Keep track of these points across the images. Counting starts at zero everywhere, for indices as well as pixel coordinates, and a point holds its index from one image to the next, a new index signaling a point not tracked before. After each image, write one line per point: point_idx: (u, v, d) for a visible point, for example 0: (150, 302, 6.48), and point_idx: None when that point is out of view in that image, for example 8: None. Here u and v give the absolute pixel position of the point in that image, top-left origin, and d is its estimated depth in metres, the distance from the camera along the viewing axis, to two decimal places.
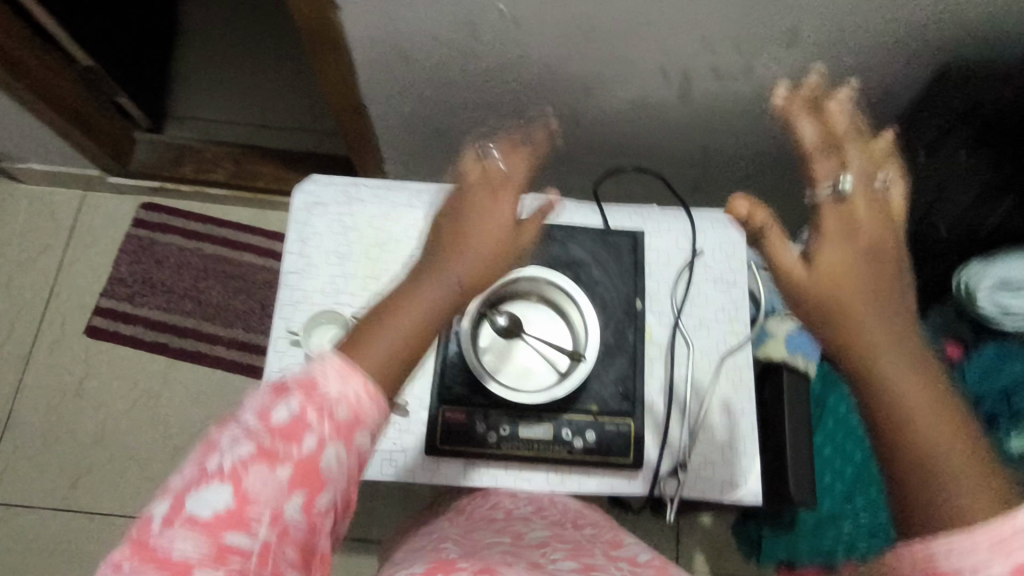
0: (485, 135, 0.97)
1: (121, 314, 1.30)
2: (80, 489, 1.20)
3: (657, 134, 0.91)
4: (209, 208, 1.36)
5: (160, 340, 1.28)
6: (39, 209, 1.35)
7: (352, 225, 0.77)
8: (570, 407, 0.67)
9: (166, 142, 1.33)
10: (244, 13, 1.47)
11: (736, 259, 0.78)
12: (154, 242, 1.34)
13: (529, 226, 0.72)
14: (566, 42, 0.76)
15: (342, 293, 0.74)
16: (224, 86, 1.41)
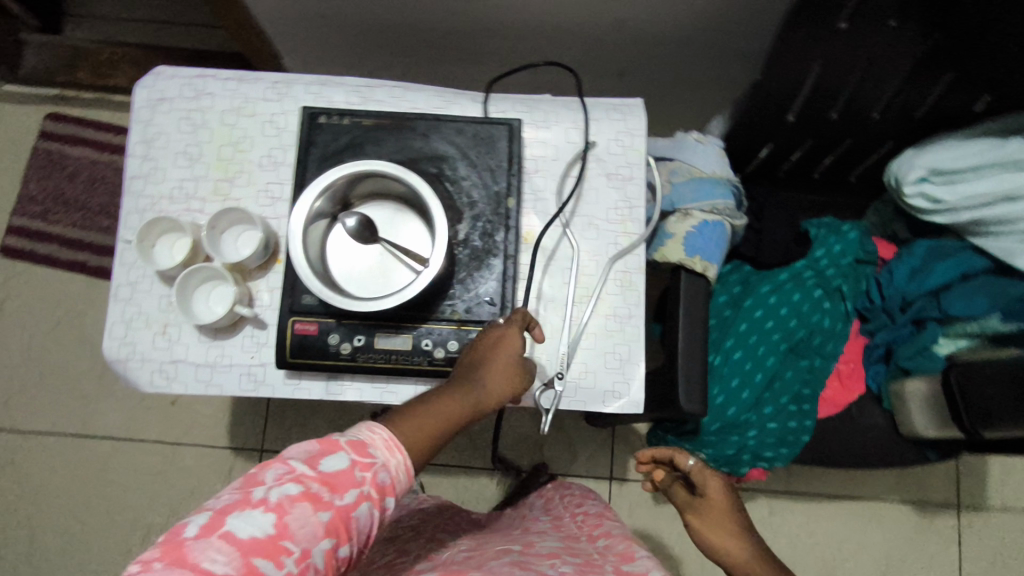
0: (376, 17, 0.86)
1: (36, 232, 1.24)
2: (12, 410, 1.19)
3: (562, 10, 0.79)
4: (118, 116, 1.27)
5: (78, 260, 1.23)
6: None
7: (201, 122, 0.69)
8: (430, 315, 0.61)
9: (57, 44, 1.23)
10: None
11: (632, 151, 0.70)
12: (62, 156, 1.26)
13: (388, 116, 0.65)
14: None
15: (192, 199, 0.67)
16: None
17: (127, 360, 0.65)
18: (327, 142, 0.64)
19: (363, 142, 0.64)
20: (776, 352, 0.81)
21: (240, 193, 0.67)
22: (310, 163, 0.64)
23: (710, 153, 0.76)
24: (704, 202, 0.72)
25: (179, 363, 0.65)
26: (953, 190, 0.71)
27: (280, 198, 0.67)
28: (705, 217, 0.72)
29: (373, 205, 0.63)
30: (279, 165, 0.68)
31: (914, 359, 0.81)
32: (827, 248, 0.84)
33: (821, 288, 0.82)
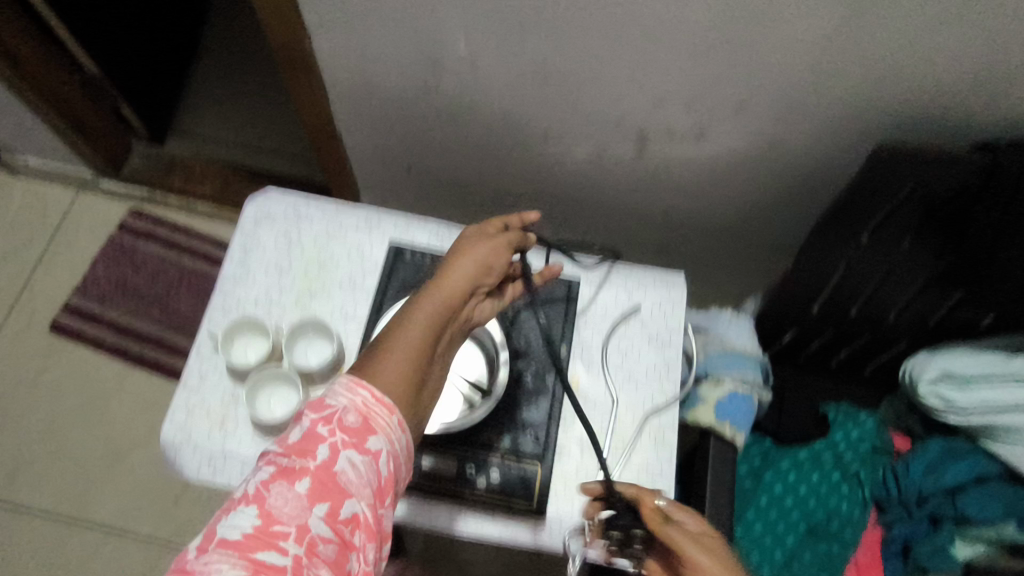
0: (457, 177, 0.99)
1: (90, 313, 1.31)
2: (14, 484, 1.18)
3: (618, 193, 0.92)
4: (195, 221, 1.41)
5: (122, 344, 1.28)
6: (31, 202, 1.40)
7: (297, 240, 0.78)
8: (478, 444, 0.65)
9: (159, 155, 1.44)
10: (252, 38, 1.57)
11: (672, 318, 0.77)
12: (135, 249, 1.37)
13: None
14: (524, 91, 0.79)
15: (275, 306, 0.74)
16: (228, 108, 1.49)
17: (181, 448, 0.67)
18: (409, 276, 0.74)
19: None
20: (795, 531, 0.83)
21: (319, 307, 0.75)
22: (391, 291, 0.72)
23: (742, 329, 0.83)
24: (735, 373, 0.79)
25: (230, 458, 0.67)
26: (966, 393, 0.76)
27: (353, 314, 0.74)
28: (735, 388, 0.77)
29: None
30: (359, 288, 0.76)
31: (932, 558, 0.80)
32: (846, 431, 0.87)
33: (839, 472, 0.85)
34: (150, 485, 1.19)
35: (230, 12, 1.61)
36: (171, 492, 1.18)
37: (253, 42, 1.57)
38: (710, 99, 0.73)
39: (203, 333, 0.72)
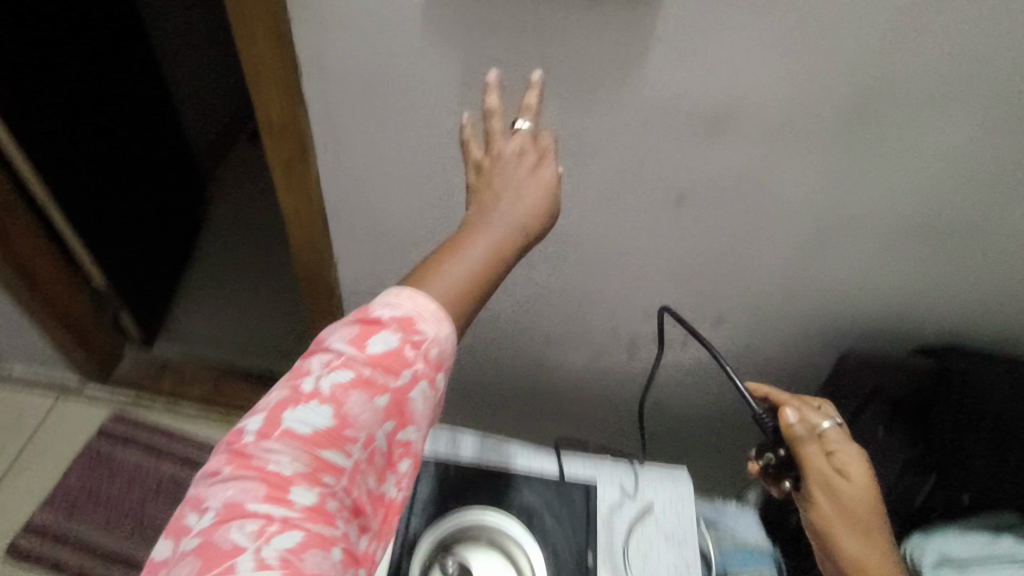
0: (465, 377, 1.08)
1: (53, 531, 1.22)
2: None
3: (614, 388, 1.02)
4: (179, 424, 1.39)
5: (87, 567, 1.19)
6: (6, 411, 1.37)
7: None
8: None
9: (152, 359, 1.49)
10: (249, 244, 1.73)
11: (685, 516, 0.81)
12: (111, 457, 1.32)
13: (484, 470, 0.78)
14: (538, 303, 0.92)
15: None
16: (221, 305, 1.61)
17: None
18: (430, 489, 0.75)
19: (463, 492, 0.75)
20: None
21: None
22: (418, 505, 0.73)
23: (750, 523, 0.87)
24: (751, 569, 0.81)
25: None
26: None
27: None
28: None
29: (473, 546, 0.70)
30: None
31: None
32: None
33: None
34: None
35: (224, 224, 1.77)
36: None
37: (244, 249, 1.72)
38: (694, 311, 0.88)
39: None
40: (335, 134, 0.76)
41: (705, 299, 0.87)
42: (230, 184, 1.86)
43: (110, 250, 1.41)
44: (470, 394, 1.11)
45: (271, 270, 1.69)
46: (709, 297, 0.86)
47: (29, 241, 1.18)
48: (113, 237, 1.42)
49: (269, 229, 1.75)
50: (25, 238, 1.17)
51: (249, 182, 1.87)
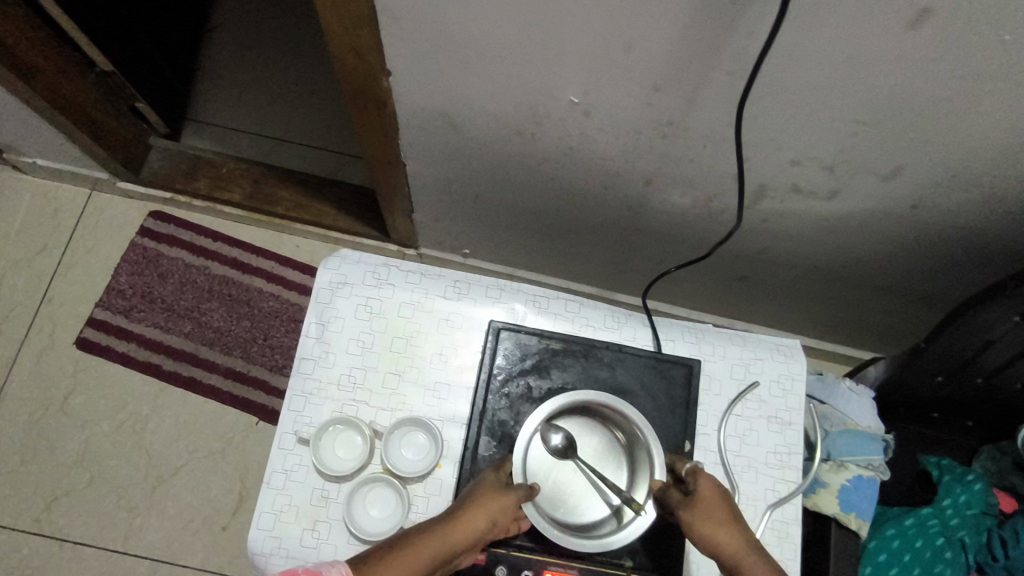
0: (570, 227, 0.98)
1: (117, 329, 1.30)
2: (54, 514, 1.20)
3: (745, 259, 0.94)
4: (220, 223, 1.37)
5: (154, 363, 1.28)
6: (43, 204, 1.36)
7: (379, 311, 0.73)
8: (601, 559, 0.63)
9: (182, 152, 1.34)
10: (269, 20, 1.47)
11: (793, 396, 0.74)
12: (158, 255, 1.34)
13: (575, 343, 0.69)
14: (694, 190, 0.79)
15: (359, 389, 0.70)
16: (249, 94, 1.42)
17: (271, 555, 0.65)
18: (513, 360, 0.68)
19: (550, 365, 0.68)
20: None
21: (408, 388, 0.70)
22: (495, 381, 0.67)
23: (866, 404, 0.77)
24: (861, 457, 0.73)
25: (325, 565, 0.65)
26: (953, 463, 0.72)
27: (446, 399, 0.70)
28: (861, 472, 0.72)
29: (574, 419, 0.67)
30: (443, 384, 0.70)
31: None
32: (954, 498, 0.82)
33: (945, 538, 0.80)
34: (196, 513, 1.21)
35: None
36: (217, 522, 1.20)
37: (272, 39, 1.46)
38: (882, 216, 0.75)
39: (286, 414, 0.69)
40: None
41: (897, 209, 0.73)
42: None
43: (120, 34, 1.15)
44: (569, 239, 1.02)
45: (302, 66, 1.46)
46: (909, 206, 0.72)
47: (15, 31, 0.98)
48: (123, 19, 1.14)
49: (300, 13, 1.48)
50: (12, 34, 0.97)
51: None
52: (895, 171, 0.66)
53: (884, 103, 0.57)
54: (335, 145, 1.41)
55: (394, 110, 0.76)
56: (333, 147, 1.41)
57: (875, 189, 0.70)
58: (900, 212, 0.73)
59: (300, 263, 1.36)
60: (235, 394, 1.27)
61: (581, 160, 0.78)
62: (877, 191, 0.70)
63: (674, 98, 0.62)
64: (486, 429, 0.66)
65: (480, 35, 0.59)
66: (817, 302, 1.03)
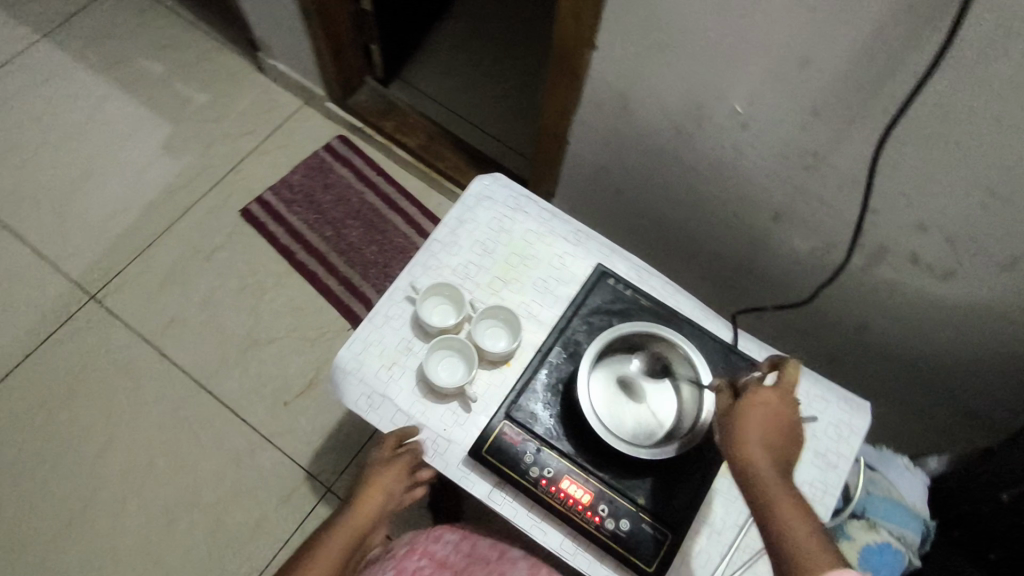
0: (686, 249, 1.06)
1: (275, 212, 1.51)
2: (166, 334, 1.38)
3: (840, 333, 0.97)
4: (389, 164, 1.58)
5: (291, 249, 1.47)
6: (265, 100, 1.64)
7: (508, 228, 0.84)
8: (616, 487, 0.68)
9: (385, 97, 1.58)
10: (493, 26, 1.72)
11: (847, 444, 0.75)
12: (331, 169, 1.56)
13: (662, 308, 0.77)
14: (814, 236, 0.85)
15: (469, 279, 0.81)
16: (454, 73, 1.65)
17: (350, 372, 0.75)
18: (604, 299, 0.77)
19: (633, 315, 0.76)
20: None
21: (508, 294, 0.81)
22: (583, 309, 0.76)
23: (917, 487, 0.78)
24: (894, 525, 0.73)
25: (386, 399, 0.74)
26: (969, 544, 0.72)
27: (536, 315, 0.79)
28: (890, 539, 0.72)
29: (615, 354, 0.74)
30: (537, 303, 0.80)
31: None
32: None
33: None
34: (270, 381, 1.36)
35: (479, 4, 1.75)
36: (282, 396, 1.34)
37: (489, 39, 1.70)
38: (988, 316, 0.77)
39: (407, 271, 0.81)
40: None
41: (1007, 312, 0.75)
42: None
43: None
44: (681, 262, 1.10)
45: (505, 67, 1.67)
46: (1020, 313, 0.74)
47: None
48: None
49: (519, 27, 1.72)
50: None
51: None
52: (1014, 264, 0.69)
53: (1023, 184, 0.62)
54: (505, 137, 1.57)
55: (583, 83, 0.90)
56: (503, 137, 1.57)
57: (990, 279, 0.73)
58: (1009, 317, 0.76)
59: (437, 218, 1.53)
60: (342, 299, 1.43)
61: (724, 177, 0.88)
62: (992, 283, 0.73)
63: (829, 127, 0.70)
64: (561, 343, 0.74)
65: (686, 24, 0.71)
66: (896, 409, 1.02)
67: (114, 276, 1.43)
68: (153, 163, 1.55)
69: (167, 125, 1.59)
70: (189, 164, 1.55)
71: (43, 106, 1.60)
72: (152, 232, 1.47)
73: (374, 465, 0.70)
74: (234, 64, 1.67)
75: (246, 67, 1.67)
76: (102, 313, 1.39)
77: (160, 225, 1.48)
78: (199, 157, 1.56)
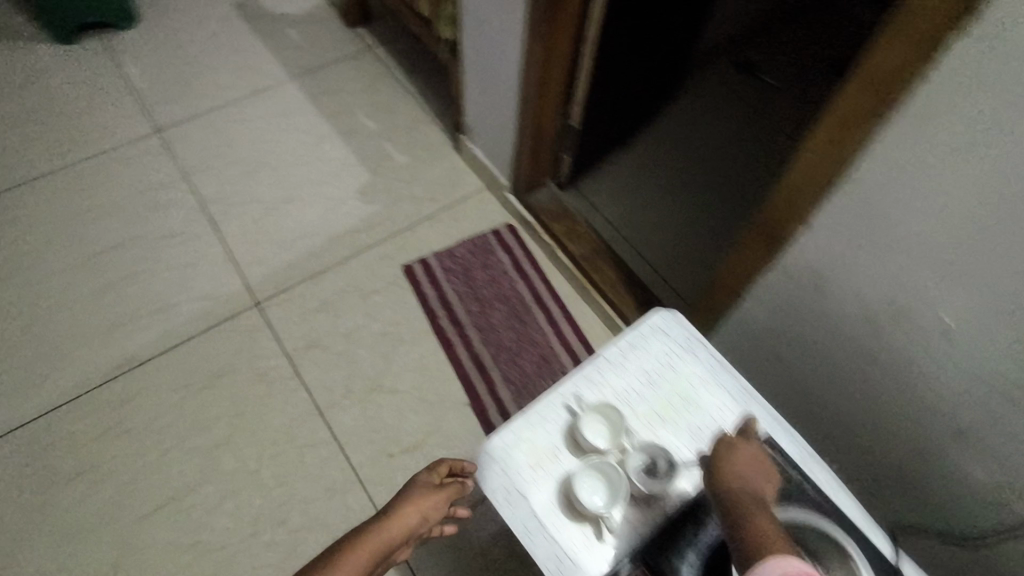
0: (842, 437, 1.02)
1: (432, 276, 1.62)
2: (307, 356, 1.49)
3: None
4: (545, 260, 1.66)
5: (436, 313, 1.56)
6: (453, 176, 1.80)
7: (675, 365, 0.85)
8: None
9: (561, 201, 1.69)
10: (677, 159, 1.78)
11: None
12: (493, 251, 1.66)
13: (823, 501, 0.73)
14: (1002, 474, 0.79)
15: (627, 406, 0.82)
16: (630, 194, 1.72)
17: (496, 463, 0.77)
18: None
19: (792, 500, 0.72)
20: None
21: (662, 433, 0.81)
22: None
23: None
24: None
25: (524, 500, 0.76)
26: None
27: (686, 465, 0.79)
28: None
29: None
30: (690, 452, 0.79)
31: None
32: None
33: None
34: (382, 430, 1.41)
35: (670, 136, 1.82)
36: (388, 449, 1.38)
37: (670, 171, 1.76)
38: None
39: (571, 381, 0.83)
40: (931, 126, 0.64)
41: None
42: (692, 106, 1.88)
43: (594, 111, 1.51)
44: (830, 447, 1.05)
45: (679, 200, 1.71)
46: None
47: (556, 79, 1.34)
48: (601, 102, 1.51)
49: (703, 166, 1.77)
50: (555, 80, 1.34)
51: (707, 111, 1.87)
52: None
53: None
54: (662, 269, 1.60)
55: (782, 253, 0.93)
56: (660, 267, 1.60)
57: None
58: None
59: (577, 324, 1.57)
60: (469, 375, 1.48)
61: (911, 383, 0.85)
62: None
63: None
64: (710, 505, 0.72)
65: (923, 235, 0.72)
66: None
67: (282, 291, 1.58)
68: (345, 204, 1.73)
69: (366, 175, 1.79)
70: (374, 213, 1.72)
71: (273, 132, 1.86)
72: (324, 263, 1.63)
73: (422, 493, 0.87)
74: (436, 139, 1.87)
75: (446, 143, 1.86)
76: (263, 321, 1.53)
77: (333, 259, 1.63)
78: (383, 209, 1.73)
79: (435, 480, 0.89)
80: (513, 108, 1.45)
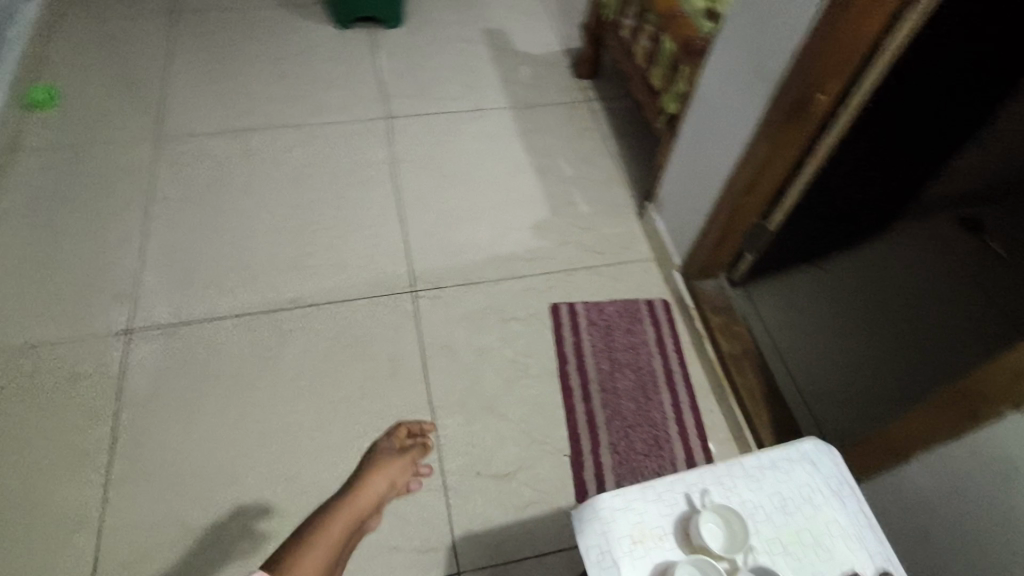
0: None
1: (575, 322, 1.64)
2: (438, 353, 1.57)
3: None
4: (690, 347, 1.62)
5: (568, 359, 1.58)
6: (626, 238, 1.83)
7: (817, 500, 0.79)
8: None
9: (727, 296, 1.63)
10: (862, 299, 1.68)
11: None
12: (641, 320, 1.66)
13: None
14: None
15: (754, 522, 0.77)
16: (800, 313, 1.62)
17: (604, 523, 0.75)
18: None
19: None
20: None
21: (784, 564, 0.75)
22: None
23: None
24: None
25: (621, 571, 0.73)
26: None
27: None
28: None
29: None
30: None
31: None
32: None
33: None
34: (479, 447, 1.43)
35: (861, 274, 1.72)
36: (479, 466, 1.41)
37: (852, 307, 1.65)
38: None
39: (701, 473, 0.80)
40: None
41: None
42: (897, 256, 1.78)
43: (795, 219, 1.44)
44: None
45: (852, 339, 1.59)
46: None
47: (772, 175, 1.32)
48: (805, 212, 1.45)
49: (888, 316, 1.65)
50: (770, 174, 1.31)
51: (909, 265, 1.77)
52: None
53: None
54: (809, 396, 1.49)
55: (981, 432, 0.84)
56: (811, 398, 1.49)
57: None
58: None
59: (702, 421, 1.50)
60: (580, 428, 1.47)
61: None
62: None
63: None
64: None
65: None
66: None
67: (436, 288, 1.69)
68: (518, 230, 1.82)
69: (546, 212, 1.88)
70: (542, 247, 1.79)
71: (478, 149, 2.02)
72: (482, 276, 1.72)
73: (378, 462, 1.12)
74: (621, 200, 1.92)
75: (629, 207, 1.90)
76: (412, 308, 1.64)
77: (491, 276, 1.72)
78: (551, 246, 1.79)
79: (395, 449, 1.15)
80: (715, 193, 1.45)
